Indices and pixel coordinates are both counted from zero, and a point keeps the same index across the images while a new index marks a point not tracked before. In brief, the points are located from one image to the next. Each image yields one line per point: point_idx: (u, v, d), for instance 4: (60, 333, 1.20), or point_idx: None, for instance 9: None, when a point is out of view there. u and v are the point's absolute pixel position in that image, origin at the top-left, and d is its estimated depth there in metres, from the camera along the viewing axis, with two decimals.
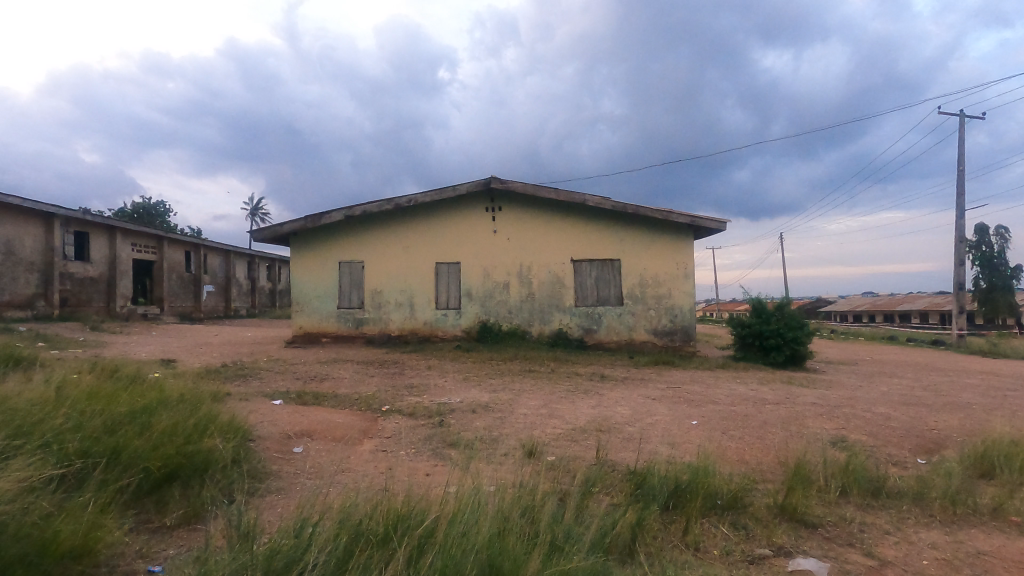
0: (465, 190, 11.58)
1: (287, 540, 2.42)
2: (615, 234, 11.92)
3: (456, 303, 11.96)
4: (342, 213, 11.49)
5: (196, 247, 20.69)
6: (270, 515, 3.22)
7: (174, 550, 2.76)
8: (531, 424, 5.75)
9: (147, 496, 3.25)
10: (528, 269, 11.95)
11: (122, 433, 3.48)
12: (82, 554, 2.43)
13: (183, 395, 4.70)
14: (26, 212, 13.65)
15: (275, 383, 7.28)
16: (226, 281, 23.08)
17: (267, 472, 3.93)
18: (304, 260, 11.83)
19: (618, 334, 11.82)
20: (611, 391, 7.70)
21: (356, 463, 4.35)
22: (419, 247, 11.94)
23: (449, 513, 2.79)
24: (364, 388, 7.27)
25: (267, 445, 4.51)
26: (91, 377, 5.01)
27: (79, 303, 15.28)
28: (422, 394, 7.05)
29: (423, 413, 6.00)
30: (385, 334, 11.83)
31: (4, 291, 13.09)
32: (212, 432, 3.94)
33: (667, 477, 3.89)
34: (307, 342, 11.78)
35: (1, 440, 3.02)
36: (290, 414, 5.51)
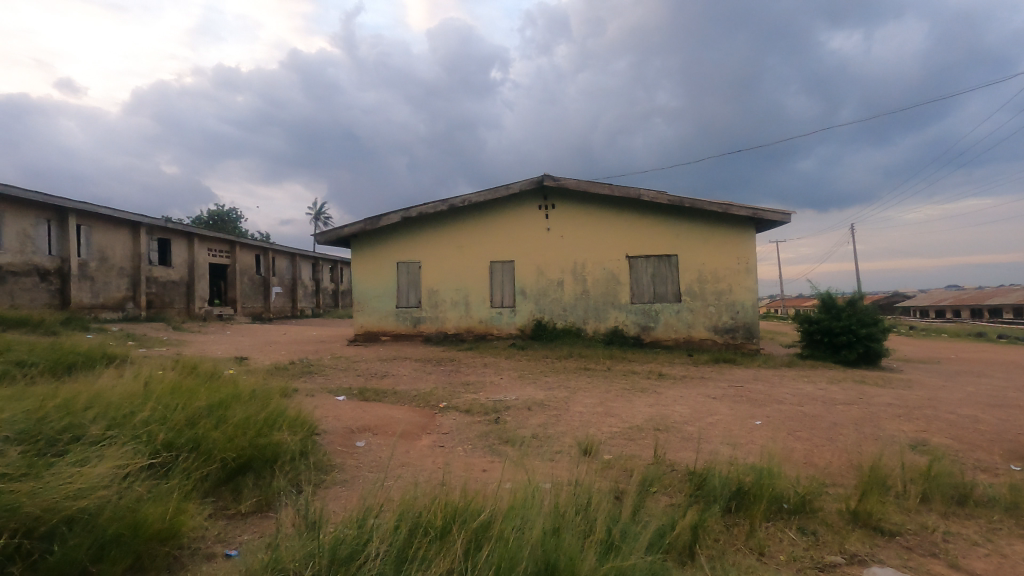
0: (519, 188, 11.63)
1: (351, 531, 2.51)
2: (673, 229, 11.61)
3: (511, 301, 12.04)
4: (400, 214, 11.82)
5: (264, 250, 21.87)
6: (334, 505, 3.37)
7: (247, 536, 2.93)
8: (586, 422, 5.70)
9: (224, 484, 3.47)
10: (583, 266, 11.86)
11: (202, 425, 3.75)
12: (168, 536, 2.61)
13: (255, 390, 5.00)
14: (117, 221, 14.86)
15: (339, 379, 7.59)
16: (293, 283, 24.28)
17: (331, 464, 4.12)
18: (364, 261, 12.26)
19: (676, 331, 11.53)
20: (669, 390, 7.51)
21: (414, 458, 4.47)
22: (474, 246, 12.11)
23: (505, 509, 2.81)
24: (422, 385, 7.45)
25: (332, 439, 4.72)
26: (173, 373, 5.41)
27: (163, 305, 16.50)
28: (477, 392, 7.14)
29: (479, 410, 6.08)
30: (442, 333, 12.07)
31: (100, 294, 14.30)
32: (280, 425, 4.17)
33: (728, 478, 3.77)
34: (368, 340, 12.20)
35: (97, 431, 3.32)
36: (353, 410, 5.74)
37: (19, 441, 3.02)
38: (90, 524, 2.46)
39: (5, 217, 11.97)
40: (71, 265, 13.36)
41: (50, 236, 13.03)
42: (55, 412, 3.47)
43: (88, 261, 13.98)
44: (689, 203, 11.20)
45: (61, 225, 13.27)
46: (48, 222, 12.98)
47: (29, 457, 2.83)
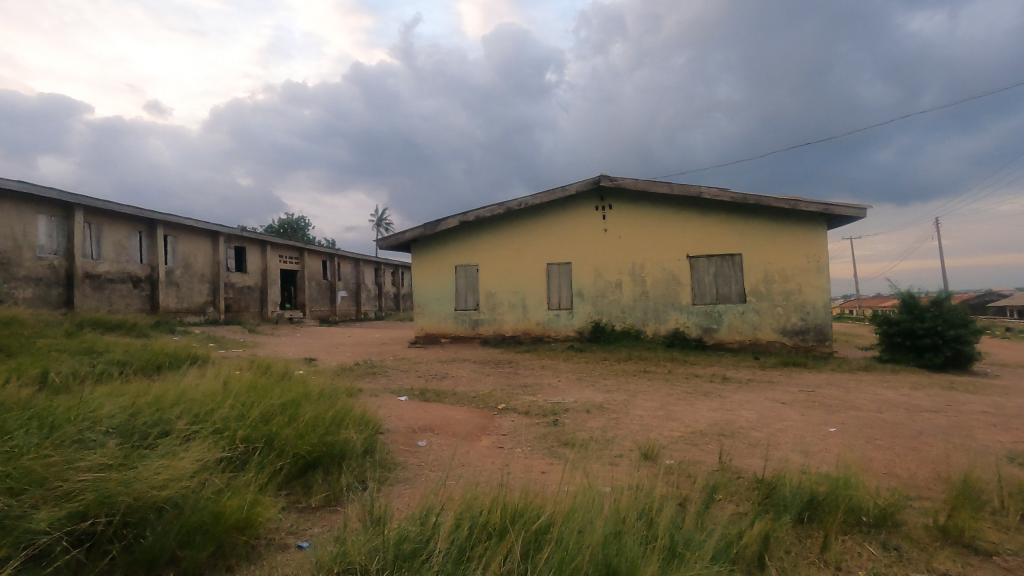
0: (575, 189, 11.58)
1: (414, 528, 2.58)
2: (737, 227, 11.19)
3: (568, 303, 11.98)
4: (458, 219, 12.04)
5: (331, 256, 22.86)
6: (398, 502, 3.47)
7: (317, 529, 3.07)
8: (647, 426, 5.59)
9: (296, 479, 3.65)
10: (642, 267, 11.64)
11: (275, 422, 3.96)
12: (246, 526, 2.77)
13: (323, 390, 5.24)
14: (198, 231, 15.96)
15: (401, 380, 7.82)
16: (357, 287, 25.22)
17: (395, 462, 4.24)
18: (424, 265, 12.55)
19: (741, 333, 11.09)
20: (734, 394, 7.24)
21: (474, 458, 4.54)
22: (530, 249, 12.14)
23: (564, 512, 2.80)
24: (481, 386, 7.54)
25: (395, 438, 4.87)
26: (249, 373, 5.74)
27: (239, 309, 17.55)
28: (536, 393, 7.16)
29: (537, 412, 6.08)
30: (500, 335, 12.16)
31: (185, 299, 15.39)
32: (347, 424, 4.34)
33: (800, 487, 3.59)
34: (429, 342, 12.48)
35: (183, 425, 3.57)
36: (414, 410, 5.89)
37: (116, 433, 3.31)
38: (177, 513, 2.65)
39: (103, 229, 13.10)
40: (159, 273, 14.45)
41: (141, 246, 14.15)
42: (147, 407, 3.77)
43: (174, 269, 15.08)
44: (754, 200, 10.76)
45: (151, 236, 14.37)
46: (140, 233, 14.10)
47: (125, 449, 3.09)
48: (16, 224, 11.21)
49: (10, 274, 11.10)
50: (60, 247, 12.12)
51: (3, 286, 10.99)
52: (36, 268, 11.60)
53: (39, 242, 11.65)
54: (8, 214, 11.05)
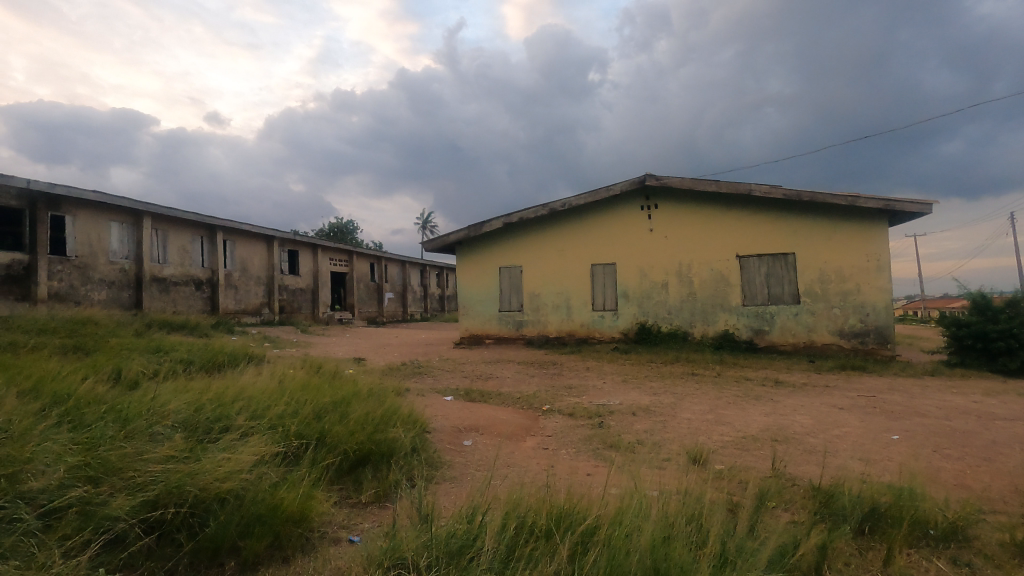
0: (619, 189, 11.45)
1: (461, 526, 2.61)
2: (790, 225, 10.79)
3: (613, 304, 11.85)
4: (502, 220, 12.12)
5: (378, 259, 23.44)
6: (445, 500, 3.52)
7: (367, 524, 3.16)
8: (695, 430, 5.46)
9: (347, 474, 3.77)
10: (689, 267, 11.39)
11: (327, 420, 4.09)
12: (301, 519, 2.88)
13: (373, 389, 5.38)
14: (254, 235, 16.69)
15: (447, 380, 7.94)
16: (403, 289, 25.75)
17: (441, 461, 4.31)
18: (469, 267, 12.69)
19: (795, 335, 10.68)
20: (788, 398, 6.98)
21: (519, 459, 4.55)
22: (574, 249, 12.08)
23: (612, 515, 2.78)
24: (525, 387, 7.57)
25: (441, 437, 4.94)
26: (303, 372, 5.96)
27: (292, 310, 18.23)
28: (580, 395, 7.12)
29: (583, 414, 6.04)
30: (544, 336, 12.15)
31: (242, 301, 16.10)
32: (395, 423, 4.44)
33: (860, 497, 3.44)
34: (473, 343, 12.59)
35: (242, 421, 3.74)
36: (460, 410, 5.96)
37: (182, 427, 3.50)
38: (239, 504, 2.78)
39: (168, 234, 13.88)
40: (219, 275, 15.18)
41: (202, 251, 14.91)
42: (210, 403, 3.98)
43: (233, 272, 15.81)
44: (808, 197, 10.35)
45: (211, 240, 15.12)
46: (201, 238, 14.86)
47: (190, 442, 3.26)
48: (92, 231, 12.02)
49: (87, 277, 11.91)
50: (130, 252, 12.91)
51: (81, 289, 11.79)
52: (109, 271, 12.39)
53: (112, 247, 12.44)
54: (84, 222, 11.86)
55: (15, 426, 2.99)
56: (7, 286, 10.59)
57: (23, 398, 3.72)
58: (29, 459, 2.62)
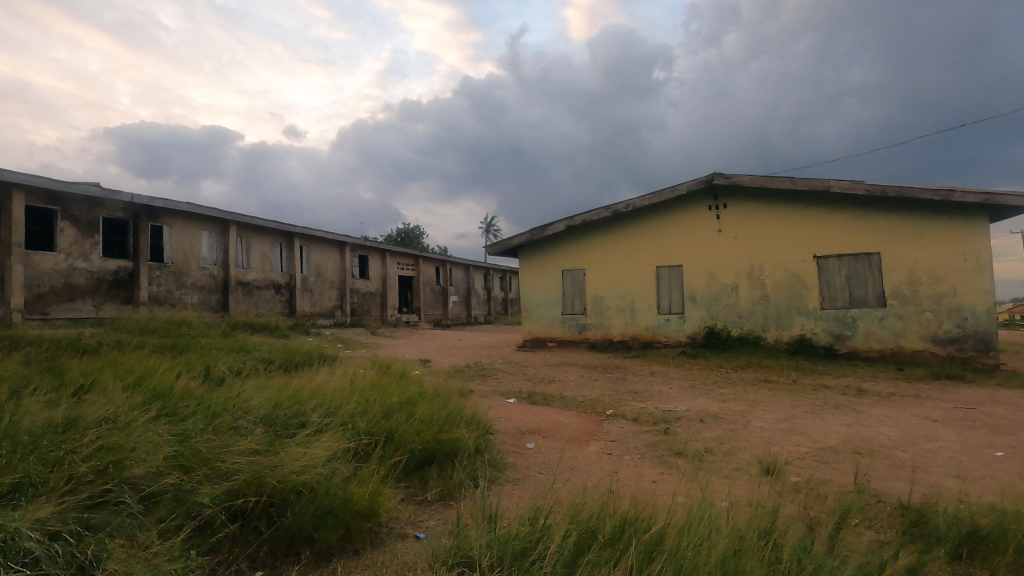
0: (686, 189, 11.13)
1: (523, 528, 2.63)
2: (875, 223, 10.07)
3: (679, 307, 11.51)
4: (564, 223, 12.09)
5: (443, 263, 24.00)
6: (507, 502, 3.55)
7: (432, 521, 3.25)
8: (768, 439, 5.20)
9: (413, 472, 3.88)
10: (761, 268, 10.88)
11: (395, 418, 4.23)
12: (370, 513, 2.99)
13: (437, 390, 5.51)
14: (328, 241, 17.54)
15: (510, 383, 7.99)
16: (467, 292, 26.21)
17: (504, 462, 4.36)
18: (532, 270, 12.74)
19: (880, 341, 9.95)
20: (872, 408, 6.51)
21: (582, 463, 4.51)
22: (639, 251, 11.85)
23: (679, 524, 2.70)
24: (589, 391, 7.50)
25: (505, 439, 4.99)
26: (373, 372, 6.20)
27: (363, 313, 19.00)
28: (645, 400, 6.96)
29: (648, 419, 5.91)
30: (608, 339, 11.97)
31: (317, 304, 16.95)
32: (460, 423, 4.53)
33: (957, 517, 3.16)
34: (536, 346, 12.61)
35: (317, 418, 3.95)
36: (523, 412, 6.00)
37: (264, 422, 3.74)
38: (313, 496, 2.93)
39: (251, 242, 14.85)
40: (296, 280, 16.05)
41: (282, 257, 15.83)
42: (287, 400, 4.22)
43: (308, 276, 16.68)
44: (895, 192, 9.62)
45: (289, 247, 16.04)
46: (281, 244, 15.78)
47: (270, 436, 3.48)
48: (186, 239, 13.06)
49: (181, 282, 12.94)
50: (218, 258, 13.92)
51: (176, 292, 12.83)
52: (200, 276, 13.41)
53: (202, 254, 13.46)
54: (179, 231, 12.90)
55: (119, 417, 3.31)
56: (114, 290, 11.68)
57: (128, 392, 4.10)
58: (132, 447, 2.89)
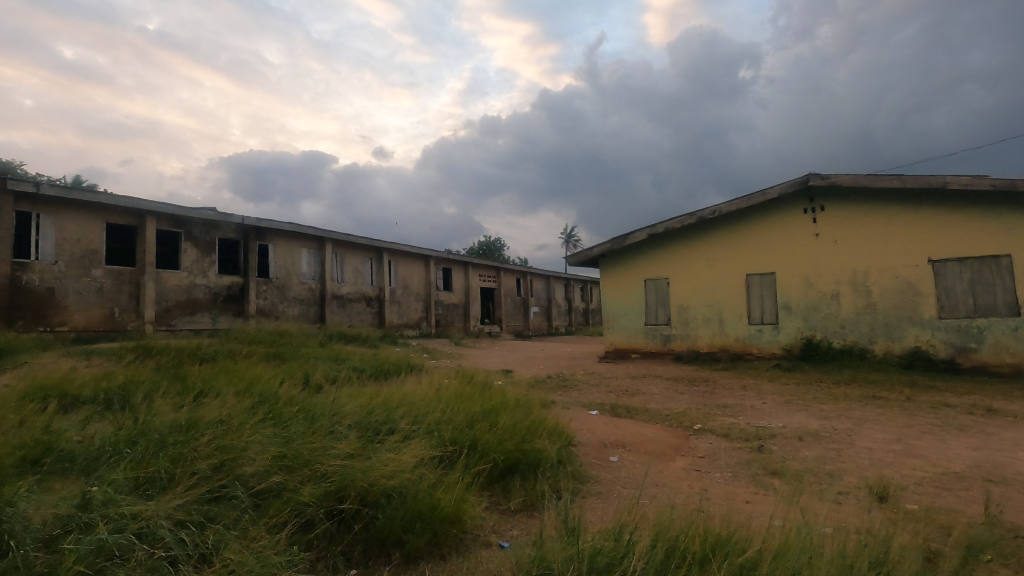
0: (777, 192, 10.55)
1: (608, 543, 2.57)
2: (1003, 222, 9.01)
3: (772, 317, 10.84)
4: (646, 231, 11.83)
5: (524, 274, 24.26)
6: (591, 516, 3.51)
7: (516, 531, 3.29)
8: (878, 461, 4.76)
9: (497, 481, 3.94)
10: (866, 274, 10.04)
11: (478, 427, 4.31)
12: (455, 520, 3.06)
13: (520, 400, 5.56)
14: (414, 255, 18.29)
15: (592, 395, 7.89)
16: (548, 302, 26.28)
17: (587, 475, 4.31)
18: (613, 280, 12.55)
19: (1014, 355, 8.83)
20: (1006, 430, 5.76)
21: (669, 479, 4.36)
22: (727, 259, 11.34)
23: (776, 549, 2.55)
24: (675, 404, 7.24)
25: (587, 451, 4.93)
26: (457, 382, 6.37)
27: (447, 324, 19.59)
28: (737, 415, 6.62)
29: (739, 435, 5.61)
30: (694, 351, 11.50)
31: (404, 315, 17.69)
32: (542, 434, 4.54)
33: None
34: (618, 357, 12.35)
35: (405, 425, 4.11)
36: (606, 425, 5.90)
37: (356, 427, 3.96)
38: (402, 500, 3.05)
39: (345, 257, 15.82)
40: (386, 292, 16.85)
41: (372, 271, 16.71)
42: (378, 408, 4.44)
43: (396, 289, 17.46)
44: None
45: (378, 261, 16.90)
46: (371, 259, 16.68)
47: (363, 441, 3.68)
48: (288, 256, 14.16)
49: (284, 295, 14.01)
50: (316, 274, 14.94)
51: (280, 305, 13.91)
52: (300, 290, 14.44)
53: (302, 270, 14.53)
54: (282, 249, 14.01)
55: (233, 420, 3.64)
56: (228, 303, 12.86)
57: (239, 397, 4.49)
58: (243, 447, 3.16)
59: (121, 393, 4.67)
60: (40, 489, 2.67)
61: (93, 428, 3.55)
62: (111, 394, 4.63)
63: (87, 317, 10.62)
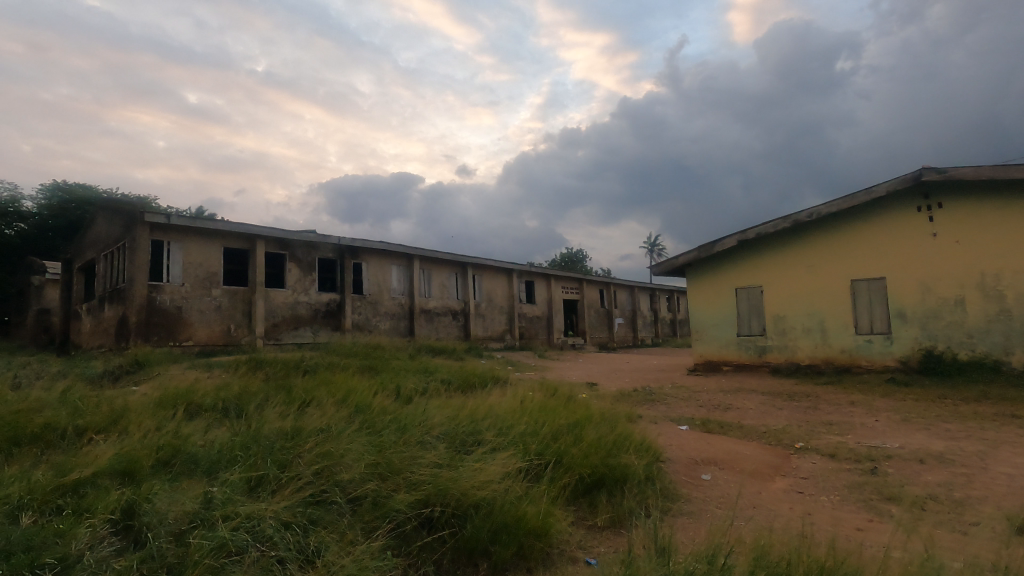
0: (885, 190, 9.69)
1: (700, 564, 2.46)
2: None
3: (883, 326, 9.91)
4: (736, 238, 11.27)
5: (607, 285, 23.94)
6: (683, 536, 3.38)
7: (603, 548, 3.25)
8: (1019, 490, 4.19)
9: (583, 496, 3.90)
10: (996, 278, 9.04)
11: (563, 440, 4.29)
12: (542, 533, 3.08)
13: (605, 414, 5.47)
14: (498, 269, 18.64)
15: (681, 409, 7.58)
16: (632, 313, 25.72)
17: (677, 493, 4.15)
18: (700, 289, 12.02)
19: None
20: None
21: (767, 501, 4.08)
22: (828, 264, 10.53)
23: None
24: (773, 421, 6.79)
25: (677, 469, 4.74)
26: (541, 395, 6.37)
27: (531, 336, 19.72)
28: (844, 434, 6.08)
29: (848, 456, 5.16)
30: (793, 363, 10.74)
31: (489, 328, 18.02)
32: (629, 449, 4.43)
33: None
34: (709, 370, 11.77)
35: (491, 437, 4.18)
36: (696, 441, 5.65)
37: (444, 438, 4.08)
38: (489, 512, 3.09)
39: (432, 272, 16.43)
40: (471, 306, 17.28)
41: (457, 285, 17.21)
42: (465, 419, 4.55)
43: (480, 302, 17.85)
44: None
45: (463, 276, 17.38)
46: (456, 274, 17.19)
47: (451, 452, 3.79)
48: (380, 273, 14.95)
49: (377, 310, 14.77)
50: (405, 289, 15.62)
51: (372, 319, 14.67)
52: (391, 305, 15.16)
53: (393, 286, 15.26)
54: (374, 266, 14.81)
55: (332, 428, 3.88)
56: (327, 318, 13.75)
57: (337, 407, 4.78)
58: (341, 454, 3.37)
59: (236, 402, 5.13)
60: (170, 487, 3.00)
61: (213, 434, 3.94)
62: (228, 403, 5.09)
63: (209, 332, 11.78)
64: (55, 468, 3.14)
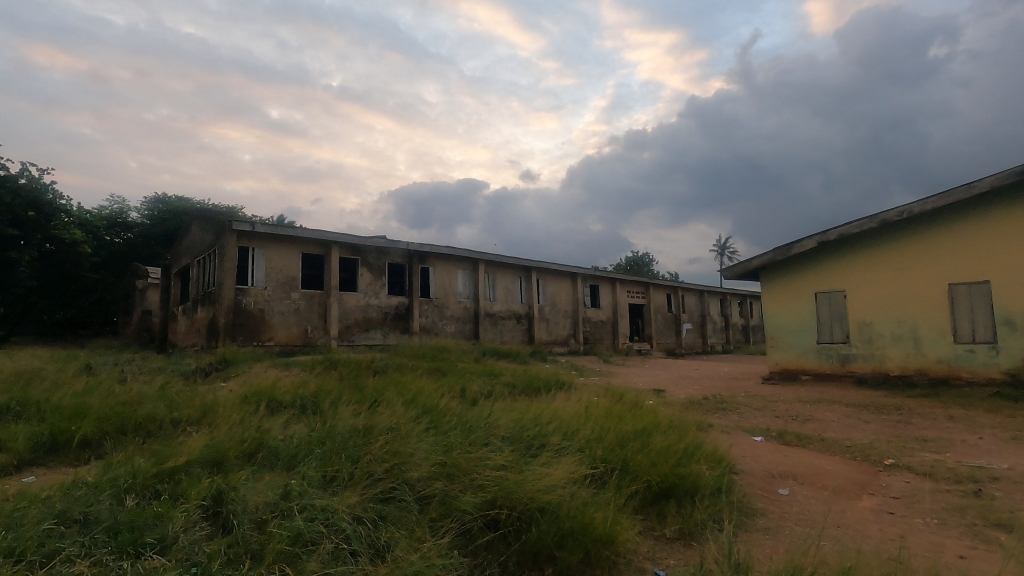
0: (988, 185, 8.87)
1: None
2: None
3: (987, 334, 9.05)
4: (816, 239, 10.63)
5: (675, 289, 23.26)
6: (759, 552, 3.22)
7: (672, 560, 3.15)
8: None
9: (651, 505, 3.79)
10: None
11: (629, 447, 4.19)
12: (608, 541, 3.02)
13: (673, 422, 5.30)
14: (562, 273, 18.56)
15: (755, 419, 7.22)
16: (702, 319, 24.85)
17: (753, 507, 3.95)
18: (776, 293, 11.39)
19: None
20: None
21: (853, 520, 3.81)
22: (921, 266, 9.73)
23: None
24: (858, 435, 6.32)
25: (752, 482, 4.51)
26: (606, 400, 6.28)
27: (595, 341, 19.49)
28: (942, 452, 5.58)
29: (948, 475, 4.72)
30: (881, 374, 9.96)
31: (553, 332, 17.97)
32: (699, 458, 4.27)
33: None
34: (785, 379, 11.12)
35: (555, 441, 4.15)
36: (772, 453, 5.36)
37: (509, 441, 4.10)
38: (555, 516, 3.07)
39: (496, 276, 16.61)
40: (534, 310, 17.32)
41: (521, 289, 17.30)
42: (529, 422, 4.54)
43: (544, 306, 17.84)
44: None
45: (527, 280, 17.45)
46: (520, 278, 17.28)
47: (516, 455, 3.80)
48: (446, 277, 15.28)
49: (443, 313, 15.10)
50: (471, 293, 15.88)
51: (439, 323, 15.00)
52: (457, 309, 15.44)
53: (458, 290, 15.55)
54: (441, 271, 15.16)
55: (400, 428, 3.99)
56: (396, 321, 14.19)
57: (405, 407, 4.92)
58: (409, 453, 3.45)
59: (312, 399, 5.39)
60: (253, 477, 3.19)
61: (292, 429, 4.15)
62: (305, 401, 5.36)
63: (288, 334, 12.47)
64: (155, 456, 3.42)
